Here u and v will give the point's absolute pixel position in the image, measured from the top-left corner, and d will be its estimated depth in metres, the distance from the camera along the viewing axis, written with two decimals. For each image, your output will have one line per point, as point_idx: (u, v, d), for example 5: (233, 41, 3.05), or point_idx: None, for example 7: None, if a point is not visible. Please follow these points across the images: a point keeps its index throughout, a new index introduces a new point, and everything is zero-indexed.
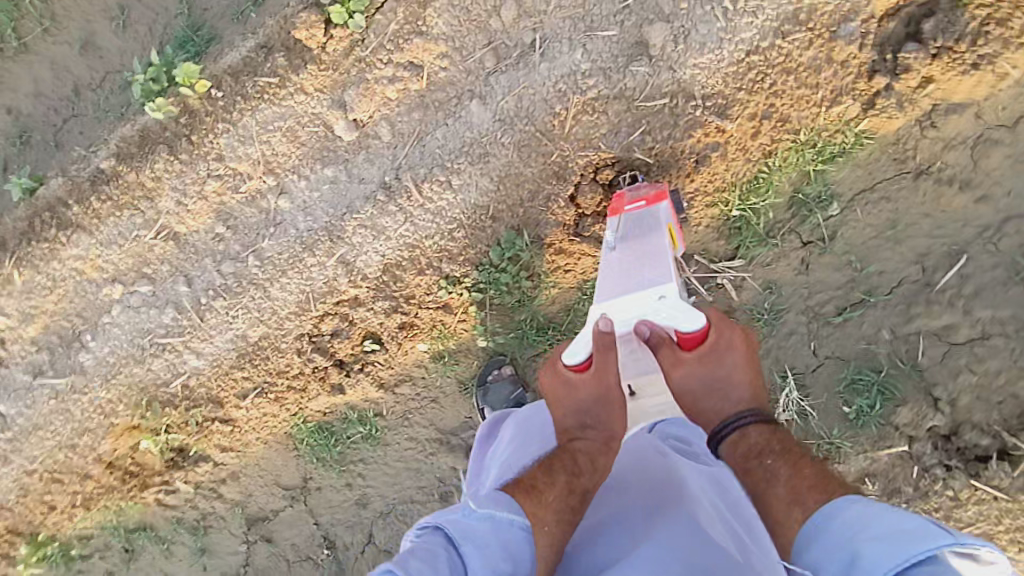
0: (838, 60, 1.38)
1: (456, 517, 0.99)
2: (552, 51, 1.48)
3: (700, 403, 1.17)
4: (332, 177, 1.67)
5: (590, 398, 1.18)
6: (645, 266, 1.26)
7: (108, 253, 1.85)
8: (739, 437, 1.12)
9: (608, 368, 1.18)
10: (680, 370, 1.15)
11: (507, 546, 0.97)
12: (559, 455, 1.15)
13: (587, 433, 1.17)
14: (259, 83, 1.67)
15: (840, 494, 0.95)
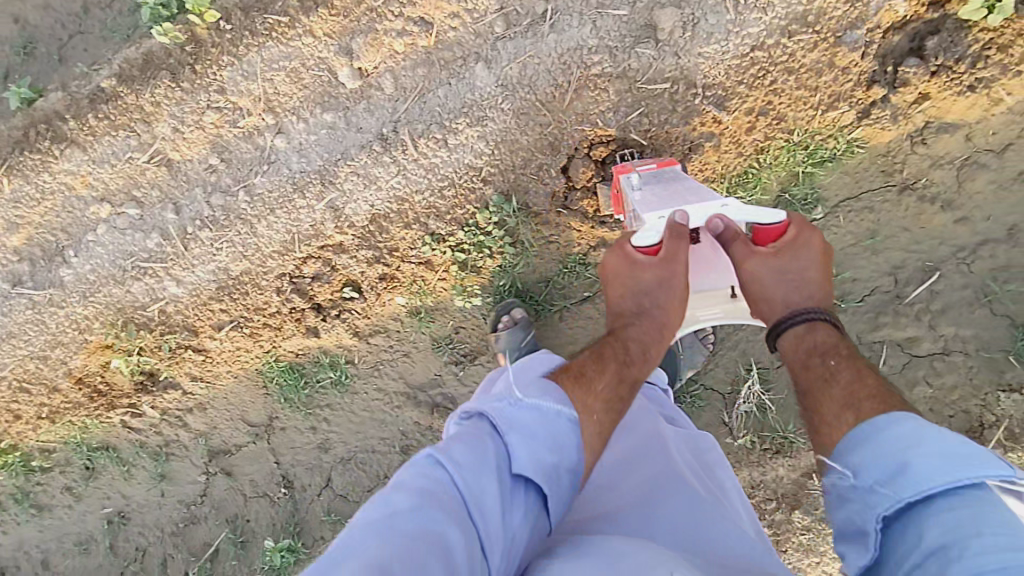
0: (839, 66, 1.39)
1: (502, 405, 0.97)
2: (562, 23, 1.48)
3: (771, 293, 1.21)
4: (331, 123, 1.67)
5: (654, 280, 1.22)
6: (692, 192, 1.30)
7: (100, 171, 1.83)
8: (805, 330, 1.17)
9: (680, 256, 1.20)
10: (755, 258, 1.20)
11: (556, 437, 0.96)
12: (613, 341, 1.22)
13: (648, 313, 1.24)
14: (269, 21, 1.64)
15: (889, 410, 0.95)
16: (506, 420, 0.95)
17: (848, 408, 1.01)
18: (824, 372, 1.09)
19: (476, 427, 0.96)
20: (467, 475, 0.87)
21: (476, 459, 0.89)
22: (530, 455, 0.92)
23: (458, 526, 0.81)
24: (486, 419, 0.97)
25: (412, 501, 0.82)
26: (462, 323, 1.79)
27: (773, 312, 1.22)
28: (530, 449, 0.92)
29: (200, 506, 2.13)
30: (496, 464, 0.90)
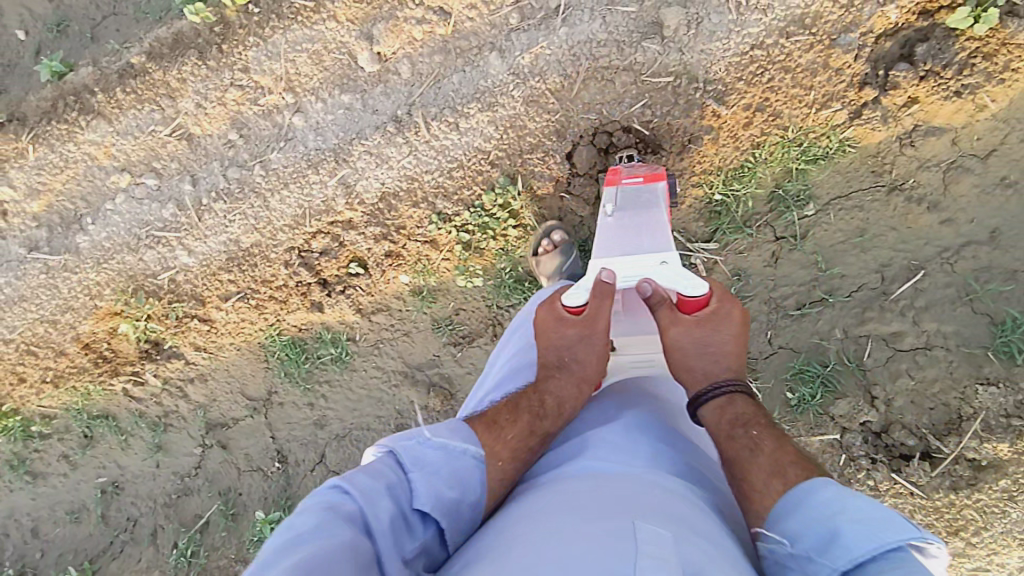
0: (834, 67, 1.48)
1: (412, 444, 1.03)
2: (574, 18, 1.55)
3: (689, 363, 1.23)
4: (348, 104, 1.74)
5: (575, 335, 1.24)
6: (645, 234, 1.38)
7: (123, 142, 1.88)
8: (725, 400, 1.19)
9: (602, 314, 1.25)
10: (676, 326, 1.24)
11: (459, 474, 1.02)
12: (528, 393, 1.20)
13: (569, 366, 1.23)
14: (296, 5, 1.71)
15: (811, 477, 1.01)
16: (414, 456, 1.01)
17: (776, 475, 1.03)
18: (750, 444, 1.09)
19: (381, 462, 1.01)
20: (367, 499, 0.92)
21: (378, 489, 0.94)
22: (429, 490, 0.97)
23: (361, 548, 0.85)
24: (394, 454, 1.02)
25: (312, 523, 0.86)
26: (462, 305, 1.83)
27: (694, 384, 1.23)
28: (432, 483, 0.98)
29: (194, 478, 2.16)
30: (397, 496, 0.96)
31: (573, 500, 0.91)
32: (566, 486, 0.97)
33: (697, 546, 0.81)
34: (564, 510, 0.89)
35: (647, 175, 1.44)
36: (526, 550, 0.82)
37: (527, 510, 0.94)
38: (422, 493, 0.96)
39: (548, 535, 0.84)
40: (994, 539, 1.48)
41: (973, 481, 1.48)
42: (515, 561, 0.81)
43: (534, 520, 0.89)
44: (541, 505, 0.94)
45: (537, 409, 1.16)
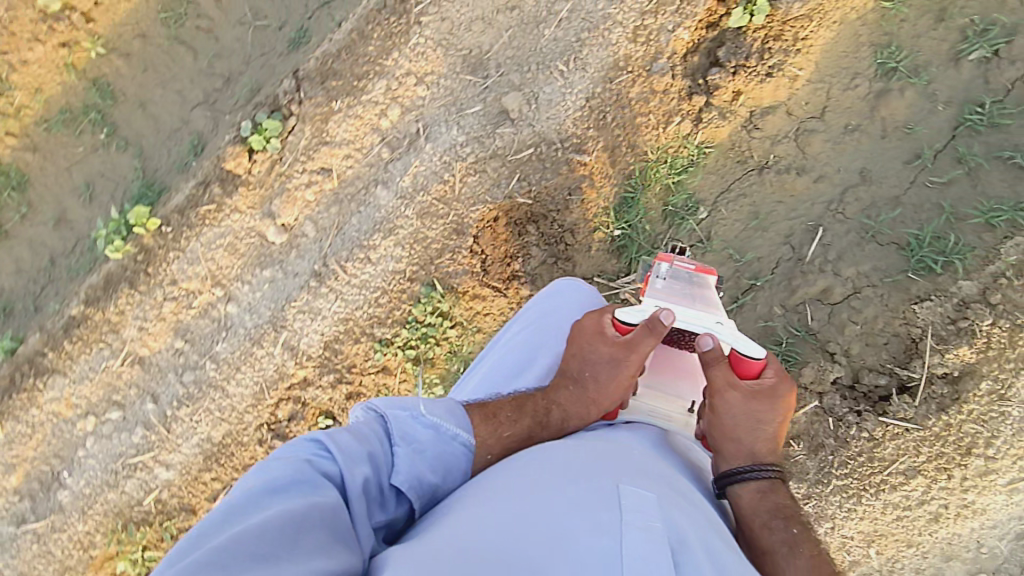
0: (660, 90, 1.66)
1: (404, 417, 1.11)
2: (435, 133, 1.76)
3: (736, 433, 1.17)
4: (271, 277, 1.87)
5: (606, 357, 1.22)
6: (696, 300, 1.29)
7: (80, 388, 1.96)
8: (765, 488, 1.15)
9: (643, 348, 1.19)
10: (730, 393, 1.17)
11: (444, 456, 1.10)
12: (536, 399, 1.25)
13: (583, 381, 1.24)
14: (201, 212, 1.91)
15: None
16: (401, 428, 1.09)
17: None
18: (790, 539, 1.08)
19: (369, 429, 1.09)
20: (349, 464, 0.99)
21: (360, 455, 1.02)
22: (414, 469, 1.05)
23: (338, 516, 0.93)
24: (386, 422, 1.11)
25: (292, 480, 0.94)
26: None
27: (732, 459, 1.17)
28: (415, 459, 1.06)
29: None
30: (378, 467, 1.03)
31: (563, 462, 1.03)
32: (556, 451, 1.09)
33: (671, 509, 0.94)
34: (556, 469, 1.01)
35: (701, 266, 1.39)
36: (517, 504, 0.93)
37: (514, 468, 1.06)
38: (405, 469, 1.05)
39: (545, 492, 0.95)
40: (1010, 443, 1.41)
41: (955, 395, 1.47)
42: (509, 512, 0.92)
43: (527, 476, 1.01)
44: (531, 463, 1.05)
45: (540, 418, 1.22)
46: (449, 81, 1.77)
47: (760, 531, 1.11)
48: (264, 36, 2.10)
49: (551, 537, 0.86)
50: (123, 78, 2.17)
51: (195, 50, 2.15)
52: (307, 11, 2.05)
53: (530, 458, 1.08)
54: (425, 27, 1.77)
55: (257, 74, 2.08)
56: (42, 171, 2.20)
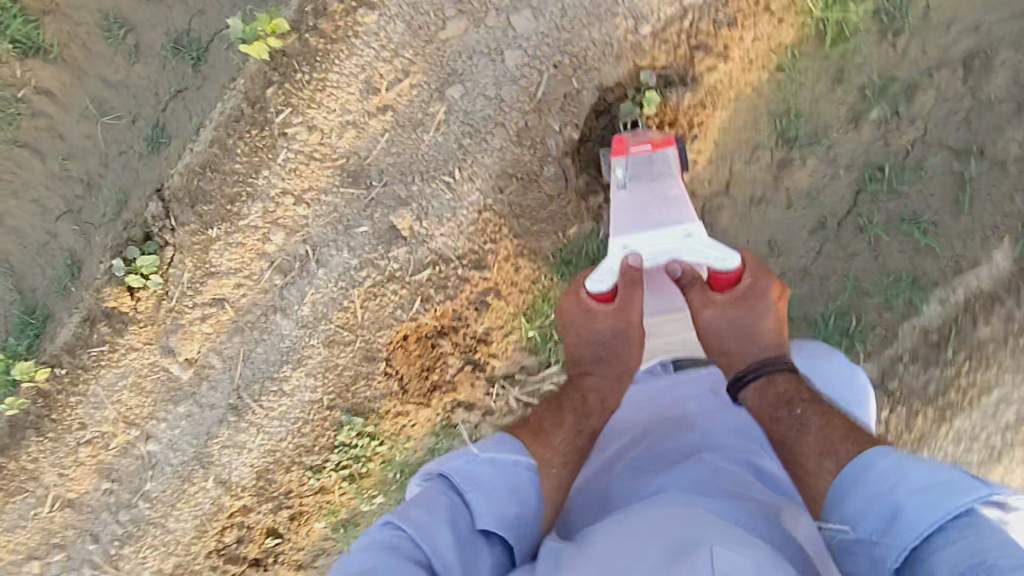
0: (556, 194, 1.55)
1: (462, 463, 1.12)
2: (325, 255, 1.65)
3: (727, 343, 1.36)
4: (187, 412, 1.80)
5: (608, 329, 1.39)
6: (661, 206, 1.34)
7: (16, 536, 1.90)
8: (765, 382, 1.27)
9: (635, 302, 1.37)
10: (710, 308, 1.37)
11: (515, 484, 1.12)
12: (570, 395, 1.37)
13: (607, 361, 1.39)
14: (94, 354, 1.78)
15: (871, 447, 1.01)
16: (465, 474, 1.10)
17: (826, 454, 1.06)
18: (795, 424, 1.16)
19: (433, 487, 1.09)
20: (428, 531, 0.97)
21: (435, 518, 1.00)
22: (494, 507, 1.06)
23: None
24: (444, 478, 1.11)
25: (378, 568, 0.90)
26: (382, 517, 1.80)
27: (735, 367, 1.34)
28: (488, 499, 1.07)
29: None
30: (455, 521, 1.02)
31: (649, 531, 0.91)
32: (633, 519, 0.97)
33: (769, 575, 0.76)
34: (641, 540, 0.89)
35: (655, 143, 1.39)
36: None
37: (606, 539, 0.95)
38: (488, 512, 1.05)
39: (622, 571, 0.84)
40: None
41: None
42: None
43: (610, 554, 0.90)
44: (622, 533, 0.94)
45: (580, 408, 1.33)
46: (330, 197, 1.62)
47: (769, 425, 1.20)
48: (114, 132, 1.84)
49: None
50: None
51: (42, 154, 1.89)
52: (159, 103, 1.80)
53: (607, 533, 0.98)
54: (293, 139, 1.59)
55: (120, 180, 1.84)
56: None
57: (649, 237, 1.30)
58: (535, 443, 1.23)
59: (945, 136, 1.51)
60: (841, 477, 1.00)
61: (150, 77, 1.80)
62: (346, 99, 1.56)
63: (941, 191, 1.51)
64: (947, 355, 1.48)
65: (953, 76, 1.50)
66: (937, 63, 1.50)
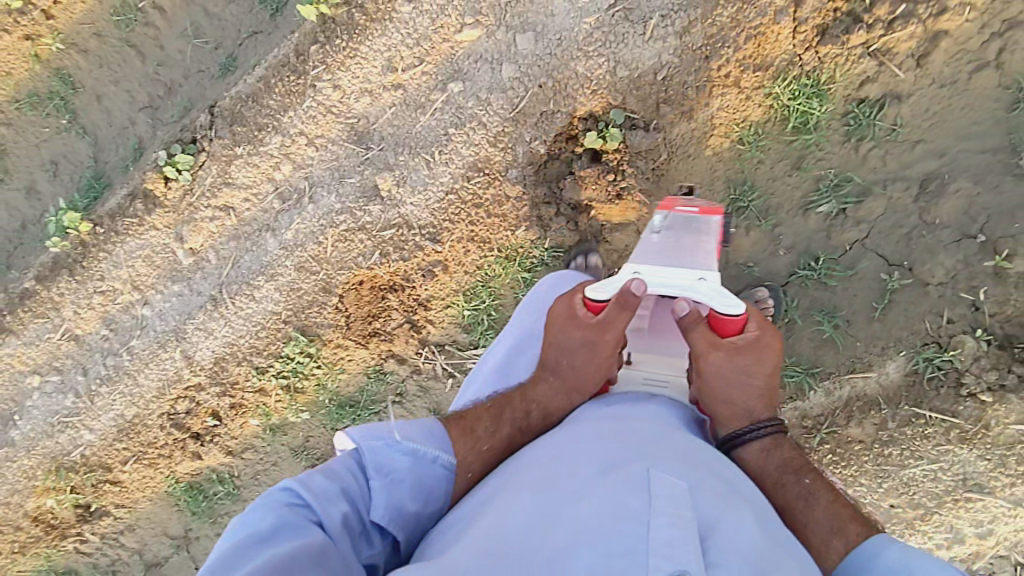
0: (514, 195, 1.74)
1: (378, 445, 1.02)
2: (318, 194, 1.91)
3: (727, 395, 1.10)
4: (179, 292, 2.12)
5: (578, 338, 1.13)
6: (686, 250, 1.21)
7: (30, 351, 2.24)
8: (768, 443, 1.09)
9: (617, 325, 1.11)
10: (710, 355, 1.09)
11: (424, 483, 1.02)
12: (513, 403, 1.15)
13: (565, 371, 1.15)
14: (126, 223, 2.10)
15: (871, 534, 0.96)
16: (377, 460, 1.01)
17: (837, 534, 0.98)
18: (803, 492, 1.03)
19: (342, 462, 1.01)
20: (324, 505, 0.92)
21: (335, 492, 0.95)
22: (391, 499, 0.98)
23: (328, 555, 0.87)
24: (357, 456, 1.02)
25: (272, 533, 0.85)
26: (309, 433, 2.06)
27: (728, 421, 1.11)
28: (392, 491, 0.99)
29: None
30: (354, 501, 0.97)
31: (592, 446, 0.97)
32: (580, 433, 1.03)
33: (705, 489, 0.88)
34: (584, 454, 0.96)
35: (702, 207, 1.33)
36: (536, 497, 0.90)
37: (546, 453, 1.01)
38: (382, 503, 0.98)
39: (570, 477, 0.91)
40: None
41: None
42: (525, 521, 0.86)
43: (544, 470, 0.95)
44: (552, 454, 0.99)
45: (519, 424, 1.13)
46: (335, 147, 1.89)
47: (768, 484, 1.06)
48: (200, 54, 2.21)
49: (568, 531, 0.82)
50: (81, 72, 2.30)
51: (144, 56, 2.27)
52: (239, 38, 2.15)
53: (543, 449, 1.02)
54: (320, 92, 1.86)
55: (190, 91, 2.22)
56: (16, 143, 2.35)
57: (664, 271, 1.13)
58: (462, 443, 1.08)
59: (883, 246, 1.54)
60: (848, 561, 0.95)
61: (238, 15, 2.14)
62: (369, 70, 1.81)
63: (865, 293, 1.54)
64: (813, 441, 1.55)
65: (906, 192, 1.52)
66: (893, 176, 1.53)
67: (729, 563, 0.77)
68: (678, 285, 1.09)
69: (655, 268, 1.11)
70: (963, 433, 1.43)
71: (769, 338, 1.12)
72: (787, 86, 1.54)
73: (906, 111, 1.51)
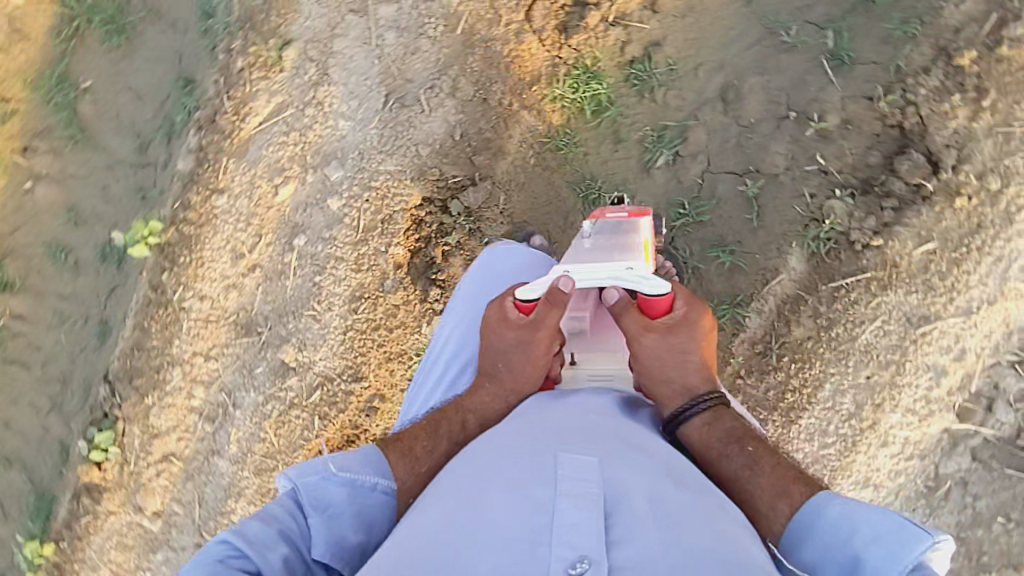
0: (401, 302, 1.74)
1: (315, 480, 0.96)
2: (239, 397, 1.87)
3: (664, 374, 1.08)
4: (165, 557, 1.97)
5: (514, 339, 1.11)
6: (612, 249, 1.13)
7: None
8: (710, 415, 1.07)
9: (548, 325, 1.09)
10: (642, 338, 1.09)
11: (366, 512, 0.98)
12: (450, 415, 1.13)
13: (501, 374, 1.13)
14: (84, 523, 2.04)
15: (820, 492, 0.93)
16: (315, 494, 0.95)
17: (781, 495, 0.94)
18: (748, 461, 0.99)
19: (280, 504, 0.94)
20: (261, 551, 0.86)
21: (271, 535, 0.88)
22: (334, 535, 0.93)
23: None
24: (293, 499, 0.95)
25: None
26: None
27: (671, 401, 1.08)
28: (333, 527, 0.94)
29: None
30: (294, 542, 0.91)
31: (506, 449, 0.94)
32: (493, 442, 1.00)
33: (613, 465, 0.88)
34: (495, 461, 0.93)
35: (631, 211, 1.24)
36: (453, 507, 0.86)
37: (460, 467, 0.96)
38: (324, 540, 0.93)
39: (478, 483, 0.89)
40: None
41: None
42: (432, 534, 0.82)
43: (456, 482, 0.92)
44: (467, 463, 0.96)
45: (457, 436, 1.10)
46: (232, 348, 1.86)
47: (709, 456, 1.03)
48: (75, 335, 2.07)
49: (472, 542, 0.79)
50: None
51: (22, 368, 2.10)
52: (103, 301, 2.03)
53: (457, 463, 0.99)
54: (191, 310, 1.88)
55: (84, 372, 2.06)
56: None
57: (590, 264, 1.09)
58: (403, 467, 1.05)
59: (727, 164, 1.61)
60: (799, 524, 0.91)
61: (90, 283, 2.04)
62: (221, 267, 1.84)
63: (736, 212, 1.60)
64: (772, 360, 1.54)
65: (715, 111, 1.62)
66: (699, 103, 1.63)
67: (627, 543, 0.78)
68: (609, 277, 1.06)
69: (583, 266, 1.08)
70: (883, 281, 1.47)
71: (704, 316, 1.12)
72: (567, 83, 1.63)
73: (671, 51, 1.63)
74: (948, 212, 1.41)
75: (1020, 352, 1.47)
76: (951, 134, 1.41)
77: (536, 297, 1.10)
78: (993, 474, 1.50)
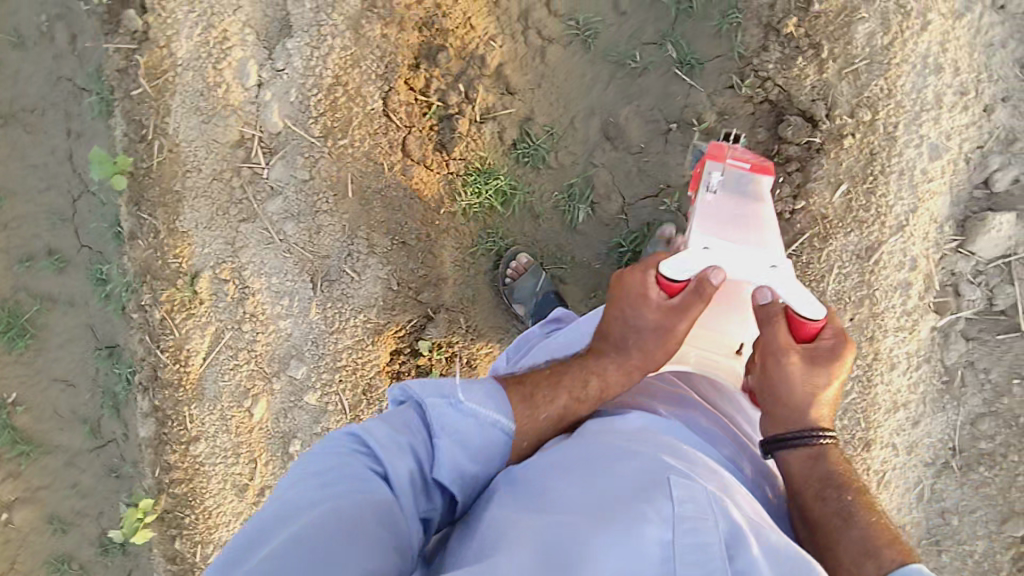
0: None
1: (447, 409, 1.06)
2: None
3: (789, 397, 1.15)
4: None
5: (654, 321, 1.21)
6: (749, 222, 1.27)
7: None
8: (817, 455, 1.12)
9: (693, 313, 1.19)
10: (779, 355, 1.16)
11: (487, 446, 1.07)
12: (576, 372, 1.21)
13: (627, 346, 1.23)
14: None
15: (909, 563, 0.96)
16: (443, 421, 1.05)
17: (872, 557, 0.99)
18: (845, 510, 1.05)
19: (410, 417, 1.07)
20: (392, 457, 1.00)
21: (401, 446, 1.02)
22: (452, 460, 1.03)
23: (388, 511, 0.96)
24: (420, 412, 1.08)
25: (341, 479, 0.97)
26: None
27: (782, 423, 1.15)
28: (456, 452, 1.04)
29: None
30: (420, 457, 1.03)
31: (613, 450, 0.98)
32: (596, 437, 1.03)
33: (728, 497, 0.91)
34: (611, 457, 0.96)
35: (755, 166, 1.32)
36: (571, 502, 0.90)
37: (566, 460, 0.99)
38: (446, 463, 1.03)
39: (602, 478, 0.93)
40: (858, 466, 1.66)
41: None
42: (559, 522, 0.87)
43: (576, 469, 0.96)
44: (580, 454, 0.99)
45: (578, 393, 1.17)
46: None
47: (808, 489, 1.09)
48: None
49: (601, 535, 0.84)
50: None
51: None
52: None
53: (563, 450, 1.03)
54: None
55: None
56: None
57: (737, 254, 1.21)
58: (523, 412, 1.11)
59: (639, 192, 1.72)
60: None
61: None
62: (230, 506, 1.76)
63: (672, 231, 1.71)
64: None
65: (606, 151, 1.72)
66: (590, 150, 1.73)
67: None
68: (748, 273, 1.21)
69: (728, 251, 1.21)
70: (822, 233, 1.57)
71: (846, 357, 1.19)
72: (467, 191, 1.66)
73: (545, 119, 1.72)
74: (843, 153, 1.53)
75: (959, 236, 1.58)
76: (810, 90, 1.54)
77: (687, 279, 1.20)
78: (991, 344, 1.61)
